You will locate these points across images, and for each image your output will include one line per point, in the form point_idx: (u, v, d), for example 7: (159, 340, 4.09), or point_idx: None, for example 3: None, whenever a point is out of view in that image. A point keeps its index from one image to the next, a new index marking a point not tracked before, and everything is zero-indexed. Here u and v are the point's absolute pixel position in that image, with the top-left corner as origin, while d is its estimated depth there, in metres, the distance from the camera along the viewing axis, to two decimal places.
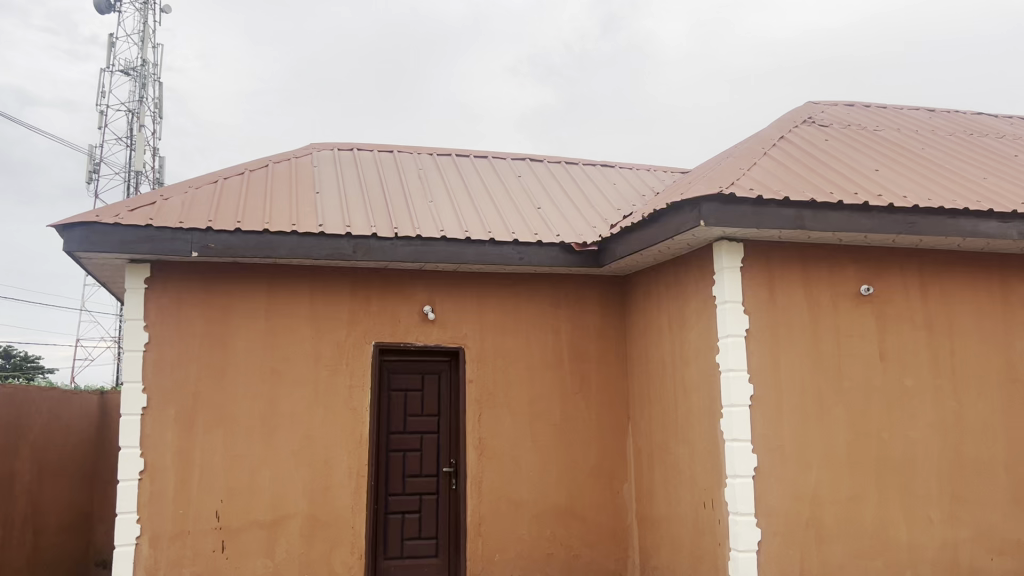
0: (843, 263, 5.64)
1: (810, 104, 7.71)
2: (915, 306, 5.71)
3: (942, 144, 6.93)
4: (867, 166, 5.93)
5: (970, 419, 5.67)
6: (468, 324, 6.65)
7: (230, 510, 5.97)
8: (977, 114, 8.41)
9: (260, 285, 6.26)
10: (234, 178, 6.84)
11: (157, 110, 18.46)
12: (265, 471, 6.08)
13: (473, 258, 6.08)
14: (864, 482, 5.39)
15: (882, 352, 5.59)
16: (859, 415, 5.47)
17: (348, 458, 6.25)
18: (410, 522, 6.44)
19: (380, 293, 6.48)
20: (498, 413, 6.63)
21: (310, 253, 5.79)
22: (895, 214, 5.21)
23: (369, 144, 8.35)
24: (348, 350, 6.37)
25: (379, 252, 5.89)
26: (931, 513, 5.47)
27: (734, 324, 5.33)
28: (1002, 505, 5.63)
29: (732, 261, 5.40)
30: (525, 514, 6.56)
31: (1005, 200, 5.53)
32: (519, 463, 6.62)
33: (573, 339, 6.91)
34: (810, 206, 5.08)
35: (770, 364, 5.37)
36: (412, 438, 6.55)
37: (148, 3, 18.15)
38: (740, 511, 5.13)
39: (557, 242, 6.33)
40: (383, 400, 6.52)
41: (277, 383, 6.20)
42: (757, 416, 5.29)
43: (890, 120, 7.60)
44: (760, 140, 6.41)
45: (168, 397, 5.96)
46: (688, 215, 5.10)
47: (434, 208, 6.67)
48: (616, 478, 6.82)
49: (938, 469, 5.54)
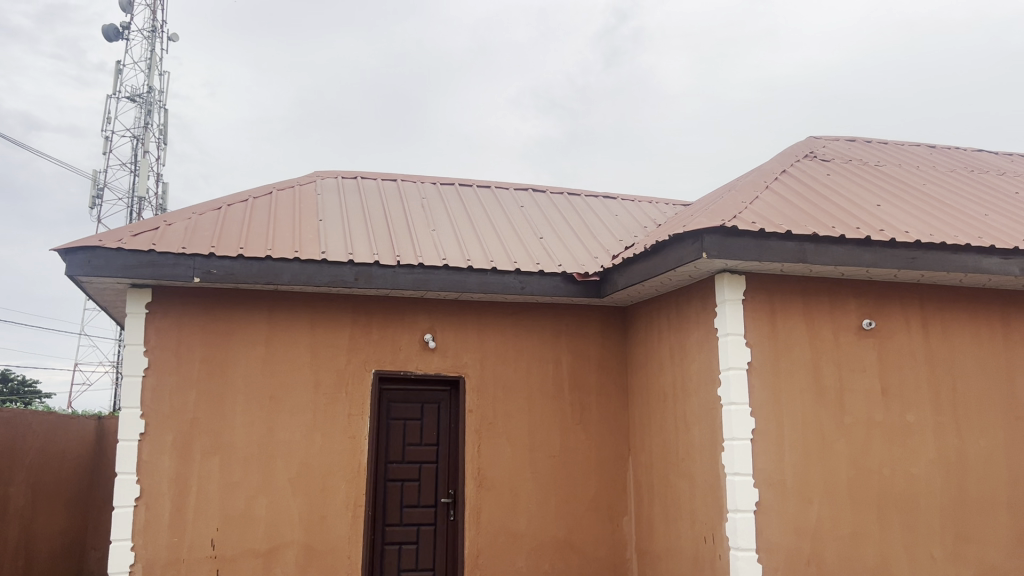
0: (845, 298, 5.64)
1: (811, 139, 7.77)
2: (917, 341, 5.70)
3: (943, 179, 6.96)
4: (869, 201, 5.95)
5: (973, 456, 5.64)
6: (469, 354, 6.63)
7: (225, 539, 5.90)
8: (977, 151, 8.46)
9: (262, 312, 6.25)
10: (238, 204, 6.86)
11: (162, 136, 18.57)
12: (262, 499, 6.02)
13: (475, 286, 6.07)
14: (866, 519, 5.34)
15: (884, 387, 5.57)
16: (860, 450, 5.44)
17: (346, 487, 6.20)
18: (407, 553, 6.35)
19: (381, 321, 6.47)
20: (497, 444, 6.59)
21: (312, 280, 5.78)
22: (897, 249, 5.22)
23: (373, 172, 8.40)
24: (348, 378, 6.35)
25: (380, 279, 5.89)
26: (934, 551, 5.41)
27: (735, 357, 5.32)
28: (1006, 545, 5.57)
29: (734, 293, 5.40)
30: (523, 547, 6.48)
31: (1008, 236, 5.55)
32: (517, 495, 6.56)
33: (574, 370, 6.89)
34: (812, 239, 5.09)
35: (772, 398, 5.35)
36: (411, 468, 6.48)
37: (156, 31, 18.36)
38: (740, 546, 5.08)
39: (559, 272, 6.34)
40: (382, 429, 6.47)
41: (275, 410, 6.17)
42: (758, 450, 5.25)
43: (891, 155, 7.65)
44: (762, 173, 6.44)
45: (166, 423, 5.93)
46: (691, 247, 5.10)
47: (436, 237, 6.68)
48: (615, 511, 6.76)
49: (941, 507, 5.49)
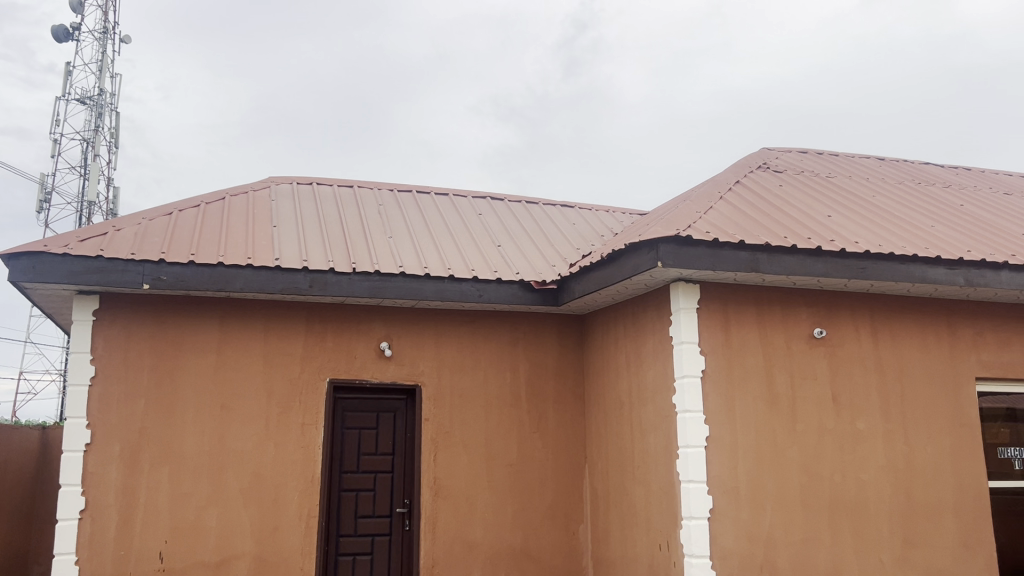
0: (797, 306, 5.72)
1: (764, 150, 7.89)
2: (867, 349, 5.81)
3: (892, 191, 7.11)
4: (820, 212, 6.06)
5: (920, 462, 5.76)
6: (426, 362, 6.59)
7: (174, 552, 5.77)
8: (925, 164, 8.68)
9: (213, 319, 6.14)
10: (190, 210, 6.74)
11: (113, 140, 18.16)
12: (212, 510, 5.90)
13: (432, 294, 6.04)
14: (817, 525, 5.42)
15: (834, 394, 5.67)
16: (812, 457, 5.52)
17: (299, 497, 6.10)
18: (361, 564, 6.27)
19: (336, 328, 6.40)
20: (454, 452, 6.55)
21: (265, 287, 5.70)
22: (847, 259, 5.32)
23: (329, 178, 8.32)
24: (302, 387, 6.26)
25: (336, 287, 5.82)
26: (882, 556, 5.50)
27: (689, 365, 5.37)
28: (952, 549, 5.69)
29: (688, 302, 5.46)
30: (479, 556, 6.45)
31: (953, 248, 5.69)
32: (473, 504, 6.52)
33: (531, 378, 6.88)
34: (765, 249, 5.16)
35: (725, 405, 5.41)
36: (365, 478, 6.41)
37: (108, 33, 17.99)
38: (695, 553, 5.12)
39: (516, 280, 6.33)
40: (337, 438, 6.39)
41: (227, 419, 6.05)
42: (712, 457, 5.30)
43: (842, 167, 7.81)
44: (716, 183, 6.52)
45: (113, 434, 5.79)
46: (646, 256, 5.14)
47: (393, 245, 6.64)
48: (571, 519, 6.76)
49: (889, 512, 5.59)
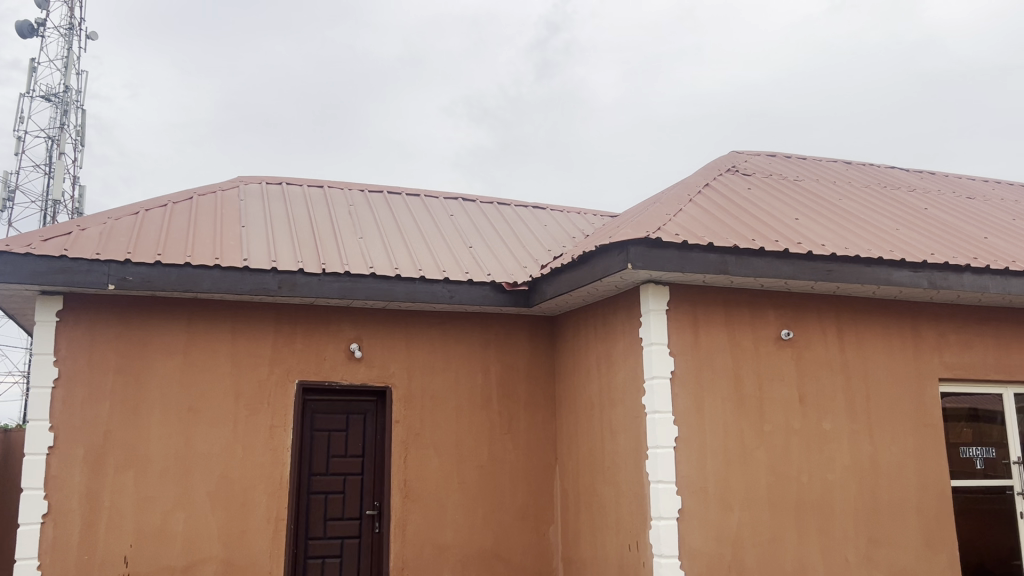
0: (765, 308, 5.79)
1: (734, 153, 7.97)
2: (833, 351, 5.89)
3: (858, 195, 7.22)
4: (787, 215, 6.14)
5: (885, 462, 5.85)
6: (396, 363, 6.56)
7: (139, 556, 5.70)
8: (890, 168, 8.81)
9: (180, 320, 6.07)
10: (157, 210, 6.66)
11: (79, 137, 17.86)
12: (179, 514, 5.83)
13: (402, 295, 6.02)
14: (783, 525, 5.48)
15: (801, 395, 5.74)
16: (779, 458, 5.59)
17: (267, 500, 6.05)
18: (331, 567, 6.23)
19: (305, 330, 6.35)
20: (424, 454, 6.53)
21: (233, 288, 5.65)
22: (813, 262, 5.38)
23: (299, 178, 8.26)
24: (270, 388, 6.21)
25: (305, 287, 5.78)
26: (848, 554, 5.58)
27: (659, 367, 5.41)
28: (915, 547, 5.78)
29: (658, 303, 5.50)
30: (449, 557, 6.44)
31: (917, 251, 5.79)
32: (444, 506, 6.51)
33: (502, 380, 6.89)
34: (733, 251, 5.21)
35: (694, 406, 5.45)
36: (335, 480, 6.37)
37: (74, 29, 17.70)
38: (664, 553, 5.16)
39: (487, 281, 6.33)
40: (306, 441, 6.34)
41: (194, 422, 5.99)
42: (681, 458, 5.34)
43: (810, 171, 7.91)
44: (686, 186, 6.57)
45: (77, 437, 5.70)
46: (617, 258, 5.17)
47: (363, 246, 6.61)
48: (542, 520, 6.77)
49: (854, 511, 5.67)
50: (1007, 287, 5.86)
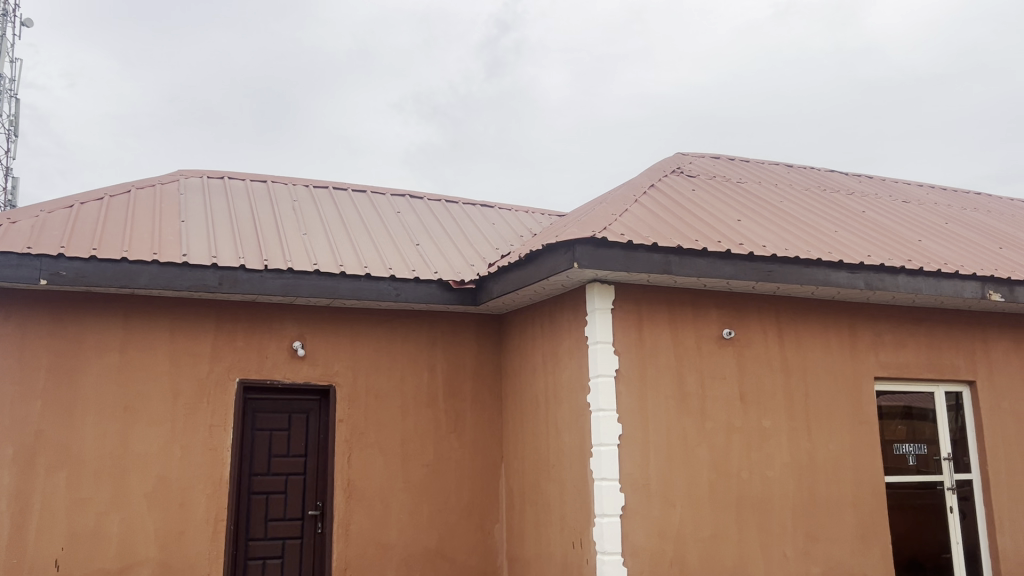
0: (708, 308, 5.87)
1: (679, 154, 8.07)
2: (773, 350, 6.01)
3: (798, 197, 7.38)
4: (730, 216, 6.24)
5: (822, 459, 5.99)
6: (340, 361, 6.48)
7: (72, 558, 5.54)
8: (830, 171, 9.03)
9: (116, 317, 5.90)
10: (92, 204, 6.47)
11: (12, 128, 17.25)
12: (114, 515, 5.68)
13: (347, 293, 5.95)
14: (724, 521, 5.57)
15: (742, 393, 5.84)
16: (720, 455, 5.67)
17: (206, 501, 5.93)
18: (271, 568, 6.14)
19: (247, 327, 6.24)
20: (369, 453, 6.47)
21: (172, 284, 5.52)
22: (755, 262, 5.48)
23: (242, 172, 8.11)
24: (210, 387, 6.08)
25: (247, 284, 5.68)
26: (786, 550, 5.70)
27: (604, 365, 5.45)
28: (851, 541, 5.93)
29: (604, 302, 5.54)
30: (393, 557, 6.39)
31: (854, 252, 5.94)
32: (388, 506, 6.46)
33: (448, 378, 6.86)
34: (677, 251, 5.27)
35: (638, 404, 5.50)
36: (277, 480, 6.26)
37: (6, 16, 17.07)
38: (607, 550, 5.20)
39: (434, 279, 6.30)
40: (246, 440, 6.22)
41: (130, 420, 5.83)
42: (625, 456, 5.39)
43: (752, 173, 8.06)
44: (632, 186, 6.63)
45: (7, 437, 5.52)
46: (563, 257, 5.19)
47: (307, 242, 6.51)
48: (487, 518, 6.77)
49: (793, 507, 5.80)
50: (940, 288, 6.05)
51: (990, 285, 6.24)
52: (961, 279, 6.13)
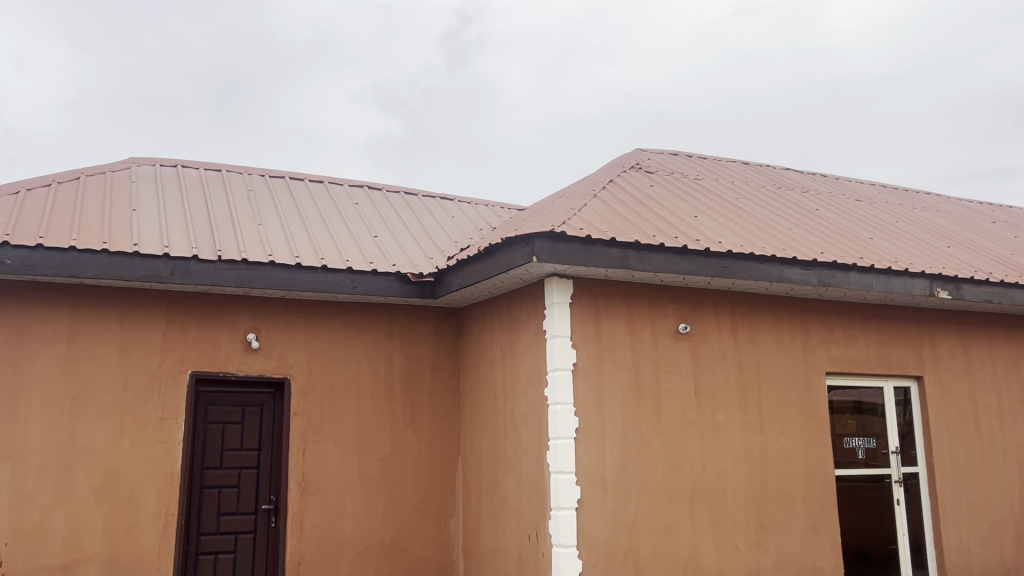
0: (664, 302, 5.92)
1: (638, 150, 8.12)
2: (727, 345, 6.08)
3: (754, 195, 7.48)
4: (687, 213, 6.29)
5: (774, 452, 6.09)
6: (296, 354, 6.41)
7: (15, 554, 5.41)
8: (786, 169, 9.16)
9: (63, 307, 5.76)
10: (39, 191, 6.30)
11: None
12: (60, 510, 5.56)
13: (303, 284, 5.88)
14: (678, 513, 5.63)
15: (697, 387, 5.91)
16: (674, 448, 5.73)
17: (156, 495, 5.83)
18: (223, 563, 6.06)
19: (199, 318, 6.13)
20: (324, 447, 6.40)
21: (122, 274, 5.40)
22: (711, 258, 5.54)
23: (195, 161, 7.96)
24: (160, 379, 5.96)
25: (200, 275, 5.58)
26: (738, 542, 5.78)
27: (561, 359, 5.47)
28: (801, 533, 6.04)
29: (562, 296, 5.55)
30: (347, 551, 6.34)
31: (807, 250, 6.04)
32: (343, 500, 6.40)
33: (405, 371, 6.81)
34: (634, 247, 5.30)
35: (594, 398, 5.53)
36: (229, 474, 6.17)
37: None
38: (562, 543, 5.23)
39: (392, 272, 6.25)
40: (198, 434, 6.12)
41: (77, 413, 5.70)
42: (581, 449, 5.42)
43: (709, 170, 8.15)
44: (590, 182, 6.66)
45: None
46: (522, 250, 5.19)
47: (263, 233, 6.41)
48: (443, 512, 6.75)
49: (745, 499, 5.88)
50: (890, 285, 6.18)
51: (938, 283, 6.39)
52: (910, 276, 6.27)
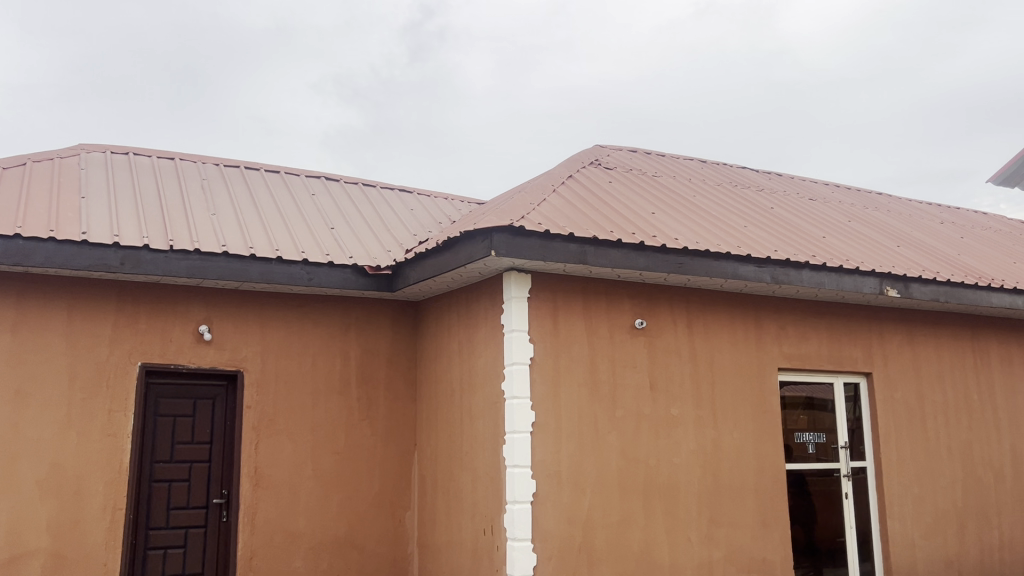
0: (621, 298, 5.96)
1: (597, 147, 8.15)
2: (682, 341, 6.15)
3: (711, 193, 7.56)
4: (645, 209, 6.33)
5: (726, 447, 6.17)
6: (250, 347, 6.32)
7: None
8: (742, 168, 9.28)
9: (7, 297, 5.61)
10: None
11: None
12: (3, 504, 5.44)
13: (257, 276, 5.80)
14: (632, 507, 5.69)
15: (652, 382, 5.96)
16: (629, 442, 5.78)
17: (103, 489, 5.71)
18: (173, 558, 5.96)
19: (150, 309, 6.01)
20: (277, 440, 6.33)
21: (70, 263, 5.27)
22: (667, 254, 5.59)
23: (147, 148, 7.80)
24: (109, 370, 5.84)
25: (151, 264, 5.47)
26: (690, 535, 5.86)
27: (519, 353, 5.48)
28: (752, 527, 6.14)
29: (520, 290, 5.56)
30: (300, 546, 6.28)
31: (762, 248, 6.12)
32: (297, 494, 6.34)
33: (362, 364, 6.76)
34: (592, 242, 5.33)
35: (551, 392, 5.56)
36: (180, 467, 6.07)
37: None
38: (516, 536, 5.25)
39: (349, 264, 6.20)
40: (148, 427, 6.01)
41: (21, 405, 5.57)
42: (537, 443, 5.44)
43: (667, 167, 8.21)
44: (550, 177, 6.67)
45: None
46: (480, 244, 5.19)
47: (217, 223, 6.31)
48: (398, 506, 6.71)
49: (697, 493, 5.97)
50: (841, 283, 6.30)
51: (888, 281, 6.54)
52: (861, 275, 6.39)
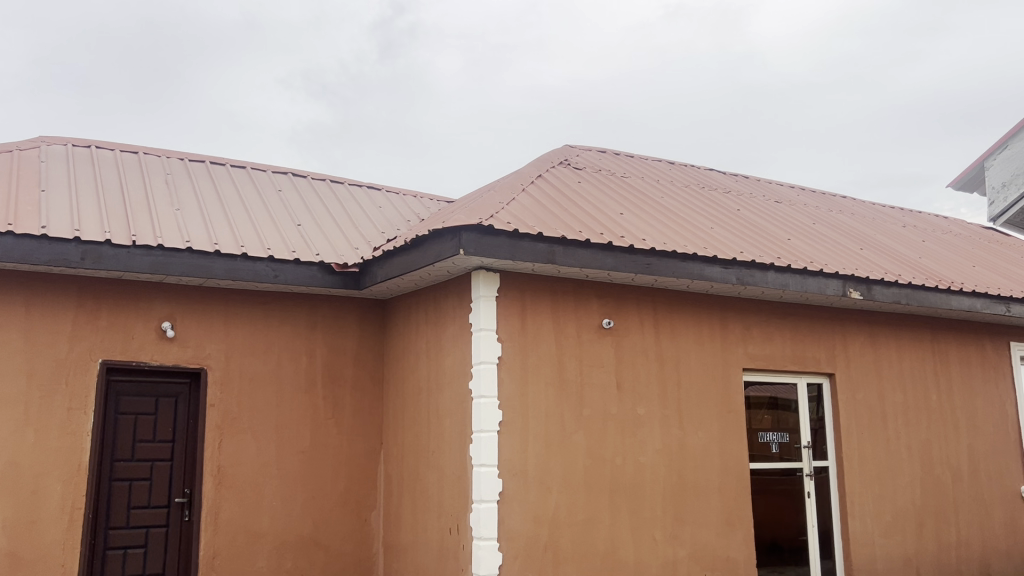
0: (589, 298, 5.97)
1: (567, 147, 8.17)
2: (649, 341, 6.18)
3: (679, 194, 7.62)
4: (613, 210, 6.36)
5: (691, 447, 6.22)
6: (214, 344, 6.24)
7: None
8: (710, 170, 9.36)
9: None
10: None
11: None
12: None
13: (222, 272, 5.73)
14: (597, 506, 5.71)
15: (618, 382, 5.99)
16: (595, 441, 5.80)
17: (61, 488, 5.61)
18: (133, 558, 5.87)
19: (111, 305, 5.90)
20: (241, 439, 6.26)
21: (28, 257, 5.16)
22: (635, 255, 5.63)
23: (110, 141, 7.66)
24: (68, 368, 5.73)
25: (112, 260, 5.38)
26: (655, 534, 5.90)
27: (486, 352, 5.47)
28: (716, 525, 6.20)
29: (488, 289, 5.56)
30: (263, 546, 6.22)
31: (728, 249, 6.18)
32: (261, 493, 6.28)
33: (328, 362, 6.70)
34: (560, 242, 5.34)
35: (518, 392, 5.56)
36: (141, 466, 5.98)
37: None
38: (482, 535, 5.24)
39: (316, 261, 6.14)
40: (108, 425, 5.90)
41: None
42: (504, 441, 5.44)
43: (635, 168, 8.26)
44: (519, 176, 6.67)
45: None
46: (448, 243, 5.18)
47: (181, 218, 6.22)
48: (363, 505, 6.67)
49: (662, 492, 6.01)
50: (805, 285, 6.38)
51: (850, 284, 6.64)
52: (824, 277, 6.49)
